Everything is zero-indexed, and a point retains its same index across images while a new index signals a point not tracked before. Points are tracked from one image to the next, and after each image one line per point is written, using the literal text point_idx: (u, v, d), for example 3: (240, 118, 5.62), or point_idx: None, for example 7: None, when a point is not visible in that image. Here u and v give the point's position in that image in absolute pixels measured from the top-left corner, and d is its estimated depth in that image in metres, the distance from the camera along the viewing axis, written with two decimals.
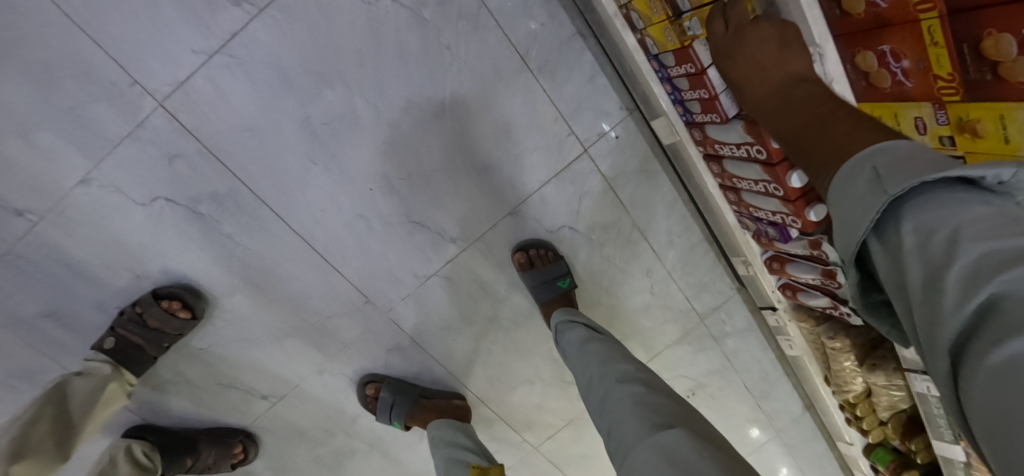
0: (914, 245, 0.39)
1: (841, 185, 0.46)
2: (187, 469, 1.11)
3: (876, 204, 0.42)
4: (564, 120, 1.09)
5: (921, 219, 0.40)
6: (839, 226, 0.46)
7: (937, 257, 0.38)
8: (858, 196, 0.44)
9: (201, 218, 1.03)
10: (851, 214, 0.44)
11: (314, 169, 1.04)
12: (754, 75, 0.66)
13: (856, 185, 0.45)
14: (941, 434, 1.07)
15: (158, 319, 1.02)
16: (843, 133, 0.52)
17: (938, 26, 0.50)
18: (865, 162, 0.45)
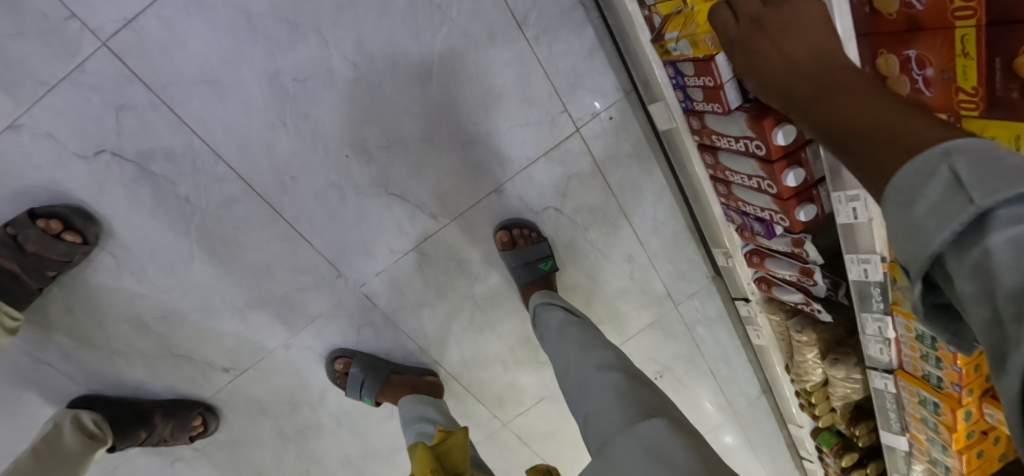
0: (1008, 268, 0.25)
1: (895, 187, 0.32)
2: (141, 442, 1.07)
3: (958, 215, 0.27)
4: (558, 96, 1.04)
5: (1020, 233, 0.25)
6: (903, 239, 0.32)
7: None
8: (929, 203, 0.29)
9: (153, 177, 0.93)
10: (916, 221, 0.30)
11: (283, 130, 0.95)
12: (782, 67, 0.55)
13: (924, 188, 0.30)
14: (890, 425, 1.09)
15: (36, 243, 0.88)
16: (886, 121, 0.36)
17: (973, 36, 0.48)
18: (934, 154, 0.30)
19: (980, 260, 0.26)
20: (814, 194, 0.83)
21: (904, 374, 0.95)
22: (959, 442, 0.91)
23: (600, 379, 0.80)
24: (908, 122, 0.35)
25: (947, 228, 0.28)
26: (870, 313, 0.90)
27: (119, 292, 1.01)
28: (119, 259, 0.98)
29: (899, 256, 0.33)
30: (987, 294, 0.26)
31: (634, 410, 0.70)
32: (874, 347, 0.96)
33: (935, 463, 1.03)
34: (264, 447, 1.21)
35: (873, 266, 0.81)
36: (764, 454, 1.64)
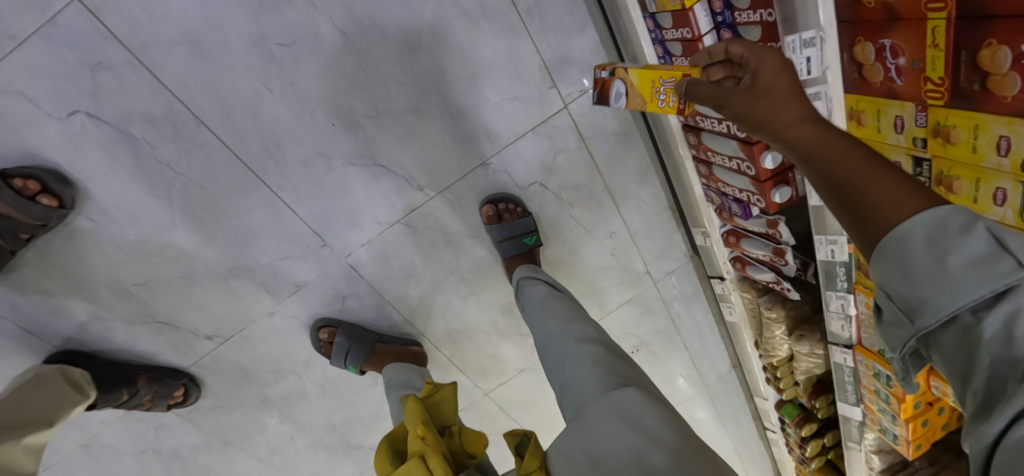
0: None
1: (927, 237, 0.36)
2: (120, 403, 1.04)
3: (1002, 274, 0.33)
4: (548, 72, 1.05)
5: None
6: (926, 284, 0.36)
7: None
8: (970, 259, 0.34)
9: (132, 140, 0.91)
10: (953, 270, 0.35)
11: (269, 96, 0.94)
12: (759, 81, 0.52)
13: (960, 243, 0.35)
14: (846, 396, 1.16)
15: (8, 202, 0.84)
16: (873, 189, 0.40)
17: (944, 27, 0.51)
18: (962, 218, 0.36)
19: (1015, 316, 0.32)
20: (790, 177, 0.86)
21: (862, 349, 1.01)
22: (907, 412, 0.99)
23: (580, 350, 0.83)
24: (911, 179, 0.39)
25: (993, 285, 0.33)
26: (834, 291, 0.95)
27: (97, 258, 0.99)
28: (96, 223, 0.96)
29: (908, 296, 0.38)
30: (1003, 341, 0.33)
31: (609, 378, 0.73)
32: (836, 324, 1.01)
33: (884, 431, 1.11)
34: (247, 413, 1.22)
35: (840, 247, 0.86)
36: (731, 425, 1.74)
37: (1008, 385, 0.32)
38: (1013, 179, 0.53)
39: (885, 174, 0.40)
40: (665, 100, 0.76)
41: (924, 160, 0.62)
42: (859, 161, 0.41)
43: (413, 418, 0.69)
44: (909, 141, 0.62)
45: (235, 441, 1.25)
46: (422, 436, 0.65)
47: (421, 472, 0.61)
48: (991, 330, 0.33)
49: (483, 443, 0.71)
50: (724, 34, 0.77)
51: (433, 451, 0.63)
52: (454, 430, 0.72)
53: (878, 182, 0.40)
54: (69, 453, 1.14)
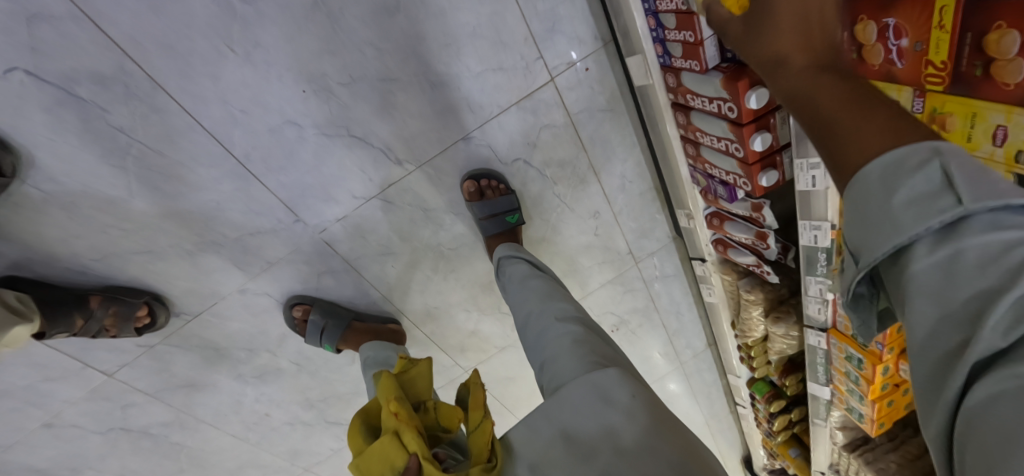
0: (972, 266, 0.30)
1: (878, 177, 0.35)
2: (78, 331, 0.94)
3: (943, 210, 0.31)
4: (534, 41, 1.00)
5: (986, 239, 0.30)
6: (871, 224, 0.35)
7: (995, 282, 0.29)
8: (914, 196, 0.33)
9: (80, 103, 0.84)
10: (897, 210, 0.33)
11: (231, 57, 0.87)
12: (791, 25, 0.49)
13: (909, 180, 0.33)
14: (817, 377, 1.18)
15: None
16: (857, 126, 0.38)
17: (952, 7, 0.49)
18: (920, 155, 0.34)
19: (948, 255, 0.31)
20: (777, 160, 0.85)
21: (836, 333, 1.02)
22: (874, 393, 1.01)
23: (560, 329, 0.80)
24: (894, 120, 0.37)
25: (927, 223, 0.32)
26: (813, 276, 0.95)
27: (47, 230, 0.92)
28: (44, 193, 0.88)
29: (859, 239, 0.37)
30: (939, 282, 0.31)
31: (590, 358, 0.70)
32: (813, 307, 1.02)
33: (851, 410, 1.14)
34: (220, 391, 1.19)
35: (824, 233, 0.85)
36: (703, 400, 1.78)
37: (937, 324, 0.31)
38: (1005, 171, 0.53)
39: (863, 113, 0.38)
40: None
41: None
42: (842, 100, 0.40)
43: (386, 395, 0.66)
44: None
45: (209, 419, 1.22)
46: (395, 413, 0.63)
47: (395, 448, 0.61)
48: (926, 270, 0.32)
49: (459, 418, 0.69)
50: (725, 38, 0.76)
51: (406, 427, 0.61)
52: (430, 405, 0.71)
53: (852, 118, 0.38)
54: (31, 433, 1.08)
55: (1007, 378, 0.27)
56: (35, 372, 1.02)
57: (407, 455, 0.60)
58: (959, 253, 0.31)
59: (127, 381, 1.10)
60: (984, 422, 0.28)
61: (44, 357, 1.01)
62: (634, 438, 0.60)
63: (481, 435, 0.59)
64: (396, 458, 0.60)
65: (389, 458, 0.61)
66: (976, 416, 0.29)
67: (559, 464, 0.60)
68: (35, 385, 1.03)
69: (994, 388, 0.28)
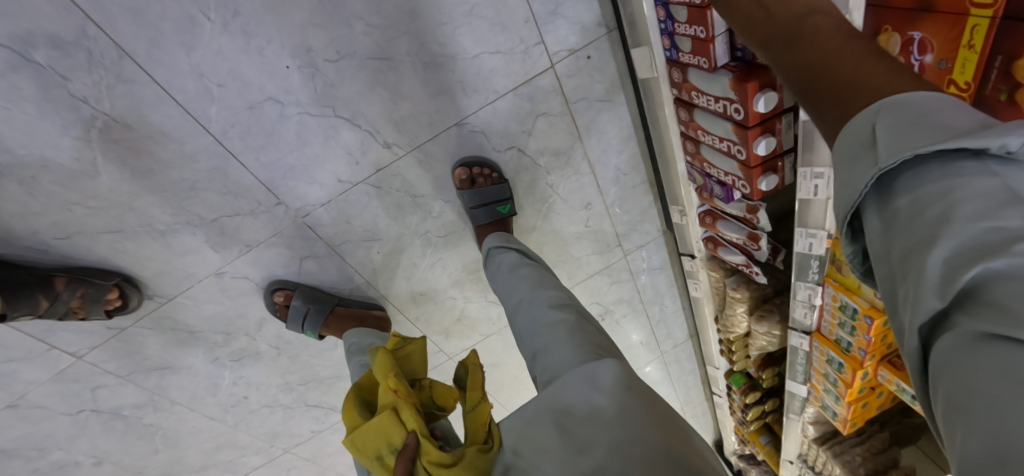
0: (905, 219, 0.33)
1: (838, 147, 0.39)
2: (42, 313, 0.88)
3: (866, 178, 0.36)
4: (535, 24, 0.95)
5: (917, 192, 0.33)
6: (838, 193, 0.39)
7: (919, 234, 0.32)
8: (853, 162, 0.37)
9: (36, 69, 0.77)
10: (846, 178, 0.38)
11: (206, 25, 0.81)
12: (758, 17, 0.55)
13: (850, 149, 0.37)
14: (795, 375, 1.19)
15: None
16: (858, 75, 0.41)
17: (986, 27, 0.46)
18: (869, 118, 0.37)
19: (890, 212, 0.34)
20: (779, 165, 0.83)
21: (819, 337, 1.03)
22: (851, 396, 1.03)
23: (550, 316, 0.79)
24: (876, 72, 0.40)
25: (863, 186, 0.36)
26: (804, 282, 0.95)
27: (3, 206, 0.85)
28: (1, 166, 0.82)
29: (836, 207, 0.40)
30: (886, 240, 0.35)
31: (586, 348, 0.69)
32: (800, 311, 1.02)
33: (825, 408, 1.17)
34: (196, 374, 1.15)
35: (819, 241, 0.84)
36: (680, 387, 1.81)
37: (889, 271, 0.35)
38: None
39: (845, 75, 0.42)
40: None
41: None
42: (811, 73, 0.45)
43: (383, 372, 0.66)
44: None
45: (184, 401, 1.18)
46: (394, 389, 0.62)
47: (393, 424, 0.60)
48: (880, 231, 0.35)
49: (454, 397, 0.67)
50: (737, 38, 0.73)
51: (404, 403, 0.61)
52: (425, 382, 0.70)
53: (849, 71, 0.42)
54: None
55: (946, 345, 0.30)
56: None
57: (405, 432, 0.59)
58: (897, 210, 0.34)
59: (96, 363, 1.06)
60: (945, 393, 0.30)
61: (7, 336, 0.97)
62: (619, 418, 0.58)
63: (478, 417, 0.61)
64: (393, 435, 0.60)
65: (386, 433, 0.60)
66: (937, 379, 0.31)
67: (544, 449, 0.58)
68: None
69: (942, 355, 0.30)
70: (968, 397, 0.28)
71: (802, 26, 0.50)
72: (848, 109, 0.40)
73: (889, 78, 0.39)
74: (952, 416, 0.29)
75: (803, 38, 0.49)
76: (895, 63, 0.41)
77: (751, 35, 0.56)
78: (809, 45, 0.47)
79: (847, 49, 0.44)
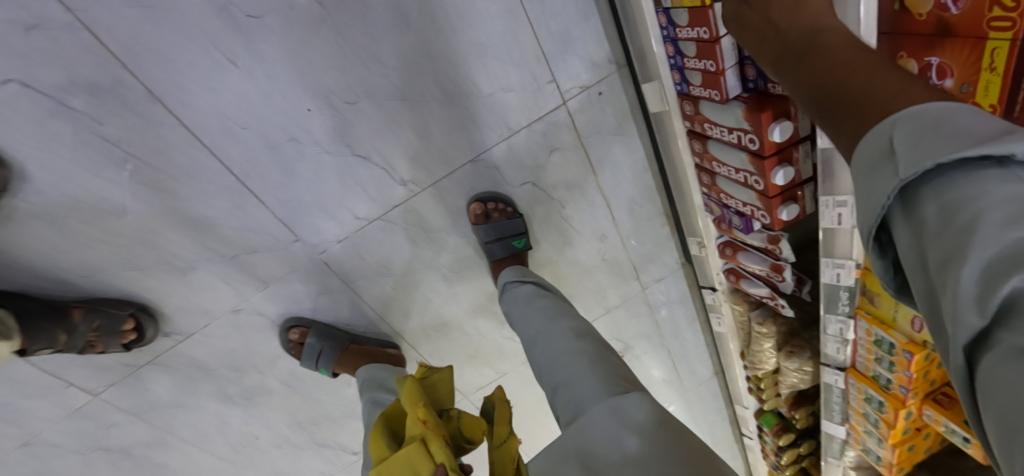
0: (933, 230, 0.31)
1: (855, 162, 0.38)
2: (60, 348, 0.90)
3: (886, 192, 0.34)
4: (546, 62, 0.97)
5: (941, 201, 0.31)
6: (859, 208, 0.37)
7: (949, 244, 0.30)
8: (870, 173, 0.36)
9: (72, 115, 0.80)
10: (865, 190, 0.36)
11: (233, 71, 0.84)
12: (768, 37, 0.56)
13: (869, 160, 0.36)
14: (831, 415, 1.12)
15: None
16: (867, 85, 0.40)
17: (1007, 50, 0.45)
18: (883, 128, 0.36)
19: (915, 221, 0.32)
20: (798, 194, 0.81)
21: (856, 373, 0.97)
22: (895, 437, 0.97)
23: (570, 347, 0.76)
24: (887, 81, 0.39)
25: (883, 198, 0.34)
26: (834, 315, 0.91)
27: (32, 247, 0.88)
28: (33, 208, 0.85)
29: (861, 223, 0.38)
30: (915, 251, 0.33)
31: (611, 378, 0.66)
32: (832, 347, 0.97)
33: (867, 451, 1.10)
34: (207, 412, 1.15)
35: (846, 272, 0.81)
36: (708, 430, 1.73)
37: (924, 282, 0.32)
38: None
39: (856, 86, 0.41)
40: None
41: None
42: (822, 88, 0.45)
43: (411, 401, 0.64)
44: None
45: (193, 440, 1.17)
46: (423, 420, 0.60)
47: (421, 456, 0.57)
48: (907, 242, 0.33)
49: (483, 429, 0.63)
50: (747, 70, 0.74)
51: (434, 435, 0.58)
52: (453, 412, 0.67)
53: (861, 81, 0.41)
54: (9, 452, 1.05)
55: (991, 359, 0.27)
56: (11, 388, 0.99)
57: (433, 465, 0.56)
58: (923, 221, 0.32)
59: (110, 400, 1.07)
60: (992, 415, 0.27)
61: (23, 373, 0.99)
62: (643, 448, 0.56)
63: (506, 453, 0.57)
64: (421, 467, 0.57)
65: (414, 465, 0.57)
66: (984, 400, 0.28)
67: None
68: (14, 403, 1.00)
69: (987, 371, 0.27)
70: (1017, 419, 0.25)
71: (812, 44, 0.50)
72: (859, 121, 0.39)
73: (901, 86, 0.38)
74: (1005, 442, 0.26)
75: (813, 53, 0.49)
76: (907, 73, 0.40)
77: (762, 56, 0.57)
78: (819, 59, 0.47)
79: (857, 62, 0.43)
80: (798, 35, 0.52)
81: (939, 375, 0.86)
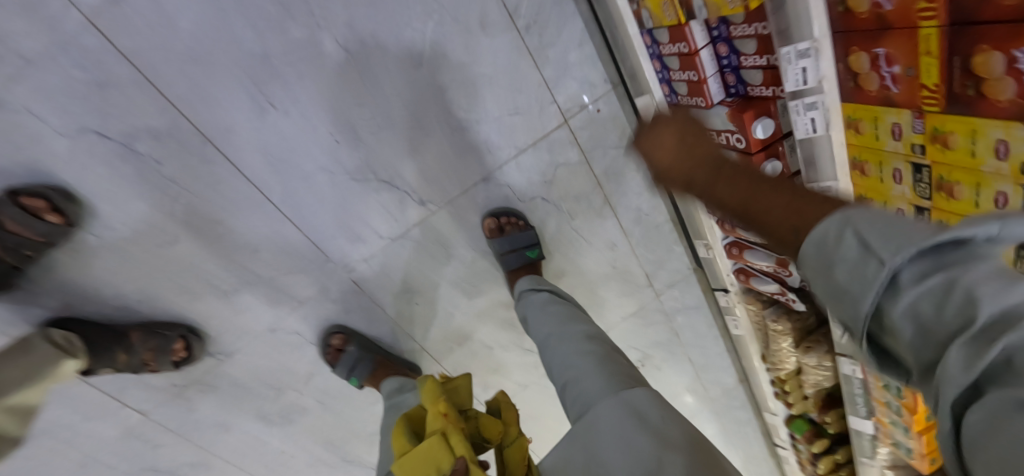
0: (930, 311, 0.30)
1: (821, 260, 0.37)
2: (119, 366, 1.00)
3: (872, 281, 0.33)
4: (547, 86, 1.06)
5: (927, 285, 0.31)
6: (842, 304, 0.36)
7: (954, 325, 0.29)
8: (848, 267, 0.35)
9: (137, 156, 0.92)
10: (845, 284, 0.35)
11: (272, 111, 0.95)
12: (679, 163, 0.58)
13: (840, 253, 0.36)
14: (856, 410, 1.14)
15: (18, 222, 0.85)
16: (786, 205, 0.42)
17: (936, 35, 0.51)
18: (836, 228, 0.37)
19: (905, 304, 0.31)
20: None
21: None
22: (920, 425, 0.98)
23: (580, 348, 0.82)
24: (801, 200, 0.41)
25: (872, 288, 0.33)
26: None
27: (100, 276, 0.99)
28: (101, 240, 0.96)
29: (841, 319, 0.37)
30: (916, 338, 0.31)
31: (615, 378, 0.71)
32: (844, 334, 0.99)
33: (898, 445, 1.10)
34: (246, 429, 1.23)
35: None
36: (739, 441, 1.73)
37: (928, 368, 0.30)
38: (1014, 183, 0.51)
39: (776, 207, 0.43)
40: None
41: (922, 167, 0.62)
42: (743, 208, 0.46)
43: (431, 399, 0.70)
44: (907, 148, 0.62)
45: (233, 457, 1.25)
46: (444, 416, 0.66)
47: (442, 448, 0.63)
48: (905, 331, 0.31)
49: (499, 428, 0.68)
50: (728, 77, 0.81)
51: (453, 428, 0.64)
52: (471, 412, 0.72)
53: (778, 204, 0.43)
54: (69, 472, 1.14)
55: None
56: (73, 409, 1.09)
57: (453, 457, 0.62)
58: (914, 305, 0.31)
59: (159, 419, 1.16)
60: None
61: (85, 395, 1.08)
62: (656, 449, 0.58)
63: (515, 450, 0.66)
64: (442, 459, 0.62)
65: (436, 458, 0.63)
66: None
67: None
68: (75, 423, 1.10)
69: None
70: None
71: (717, 168, 0.53)
72: (795, 234, 0.40)
73: (814, 201, 0.41)
74: None
75: (721, 176, 0.52)
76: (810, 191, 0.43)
77: (681, 179, 0.58)
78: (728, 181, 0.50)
79: (766, 183, 0.46)
80: (705, 160, 0.55)
81: None
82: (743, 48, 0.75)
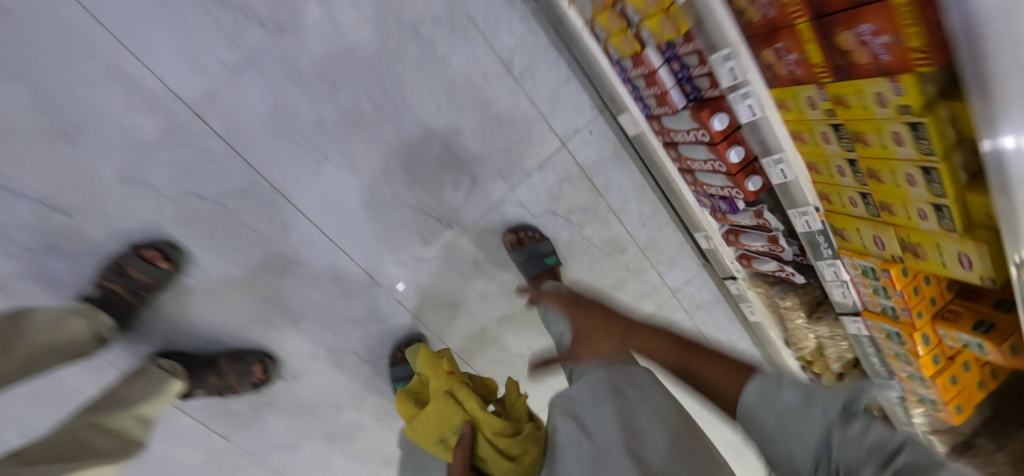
0: (850, 444, 0.52)
1: (770, 417, 0.59)
2: (211, 389, 1.19)
3: (811, 426, 0.55)
4: (544, 118, 1.28)
5: (843, 435, 0.53)
6: (793, 445, 0.57)
7: (863, 454, 0.50)
8: (795, 425, 0.57)
9: (225, 210, 1.16)
10: (792, 431, 0.57)
11: (327, 164, 1.18)
12: (604, 340, 0.77)
13: (785, 398, 0.58)
14: (877, 371, 1.21)
15: (139, 269, 1.09)
16: (710, 369, 0.66)
17: (808, 26, 0.69)
18: (769, 382, 0.60)
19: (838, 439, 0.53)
20: (757, 167, 1.03)
21: (870, 313, 1.09)
22: (930, 369, 1.01)
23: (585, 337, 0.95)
24: (716, 361, 0.66)
25: (820, 427, 0.55)
26: (824, 261, 1.08)
27: (196, 314, 1.22)
28: (197, 281, 1.19)
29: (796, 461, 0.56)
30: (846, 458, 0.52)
31: None
32: (839, 291, 1.12)
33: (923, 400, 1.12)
34: (314, 446, 1.40)
35: (812, 217, 1.00)
36: None
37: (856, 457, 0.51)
38: (900, 122, 0.69)
39: (703, 363, 0.67)
40: (665, 28, 0.89)
41: (839, 125, 0.79)
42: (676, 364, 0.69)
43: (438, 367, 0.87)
44: (824, 113, 0.80)
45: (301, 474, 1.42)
46: (449, 376, 0.84)
47: (452, 403, 0.80)
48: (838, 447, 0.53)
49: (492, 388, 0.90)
50: (685, 87, 0.99)
51: (459, 386, 0.82)
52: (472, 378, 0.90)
53: (700, 363, 0.67)
54: None
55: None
56: (171, 437, 1.28)
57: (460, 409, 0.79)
58: (840, 460, 0.52)
59: (239, 444, 1.34)
60: None
61: (180, 421, 1.28)
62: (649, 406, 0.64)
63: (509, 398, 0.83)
64: (453, 413, 0.80)
65: (447, 412, 0.80)
66: None
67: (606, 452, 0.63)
68: (171, 449, 1.28)
69: None
70: None
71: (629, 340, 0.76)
72: (727, 384, 0.64)
73: (723, 361, 0.66)
74: None
75: (635, 343, 0.75)
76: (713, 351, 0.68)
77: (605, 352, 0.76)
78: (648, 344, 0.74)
79: (681, 346, 0.71)
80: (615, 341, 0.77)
81: (935, 291, 0.96)
82: (688, 62, 0.93)
